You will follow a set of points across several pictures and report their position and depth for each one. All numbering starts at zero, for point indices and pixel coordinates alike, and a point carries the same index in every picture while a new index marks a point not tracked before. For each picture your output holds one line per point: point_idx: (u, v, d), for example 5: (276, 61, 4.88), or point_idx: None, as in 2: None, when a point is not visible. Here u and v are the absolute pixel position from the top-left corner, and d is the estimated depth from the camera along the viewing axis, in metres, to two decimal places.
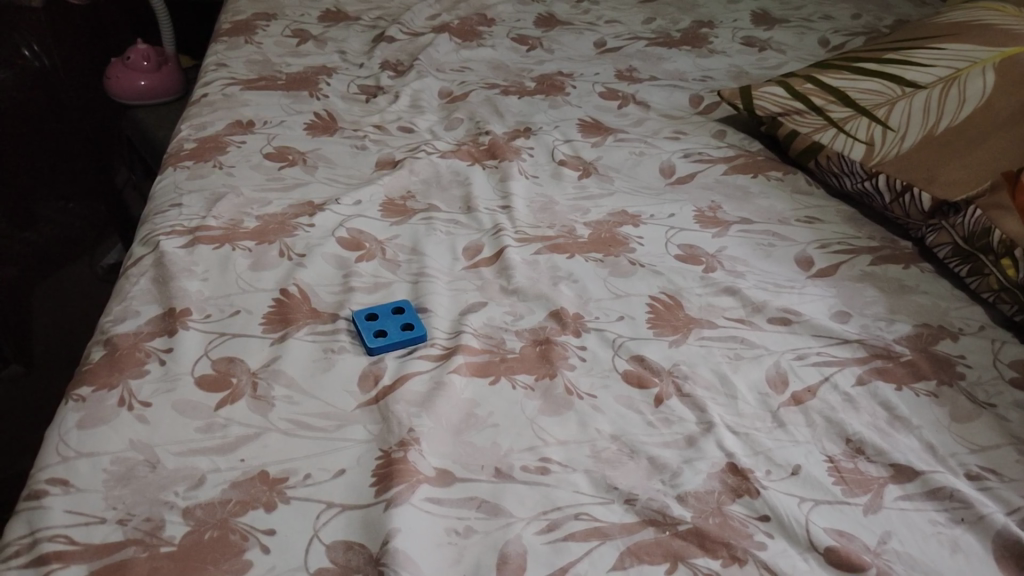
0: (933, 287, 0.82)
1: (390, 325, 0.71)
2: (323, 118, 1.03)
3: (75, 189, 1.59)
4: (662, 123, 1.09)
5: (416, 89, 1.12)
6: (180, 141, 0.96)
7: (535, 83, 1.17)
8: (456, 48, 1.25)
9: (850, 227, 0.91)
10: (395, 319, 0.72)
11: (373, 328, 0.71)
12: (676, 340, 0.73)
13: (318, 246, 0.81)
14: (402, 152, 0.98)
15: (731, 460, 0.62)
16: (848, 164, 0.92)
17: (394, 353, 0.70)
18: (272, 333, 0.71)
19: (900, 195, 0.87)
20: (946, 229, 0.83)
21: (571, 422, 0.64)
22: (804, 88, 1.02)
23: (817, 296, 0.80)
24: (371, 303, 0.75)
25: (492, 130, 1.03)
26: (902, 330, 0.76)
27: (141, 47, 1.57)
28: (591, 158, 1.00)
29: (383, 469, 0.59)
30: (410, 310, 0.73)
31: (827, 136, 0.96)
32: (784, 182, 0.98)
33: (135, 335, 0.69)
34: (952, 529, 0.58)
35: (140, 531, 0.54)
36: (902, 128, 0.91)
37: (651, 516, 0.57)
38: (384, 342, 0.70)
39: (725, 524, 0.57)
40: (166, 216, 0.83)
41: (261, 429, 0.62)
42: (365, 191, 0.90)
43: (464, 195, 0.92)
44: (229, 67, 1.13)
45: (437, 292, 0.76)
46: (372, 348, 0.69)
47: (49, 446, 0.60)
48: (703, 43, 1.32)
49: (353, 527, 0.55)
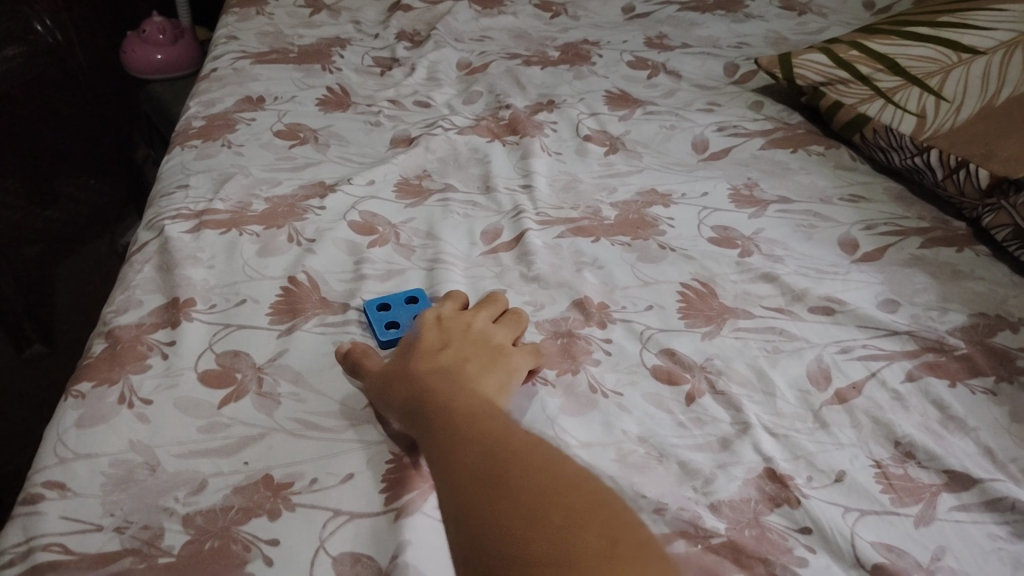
0: (989, 273, 0.76)
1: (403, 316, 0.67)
2: (335, 93, 0.99)
3: (86, 158, 1.52)
4: (695, 94, 1.02)
5: (433, 61, 1.07)
6: (188, 120, 0.92)
7: (559, 52, 1.11)
8: (476, 17, 1.19)
9: (898, 207, 0.84)
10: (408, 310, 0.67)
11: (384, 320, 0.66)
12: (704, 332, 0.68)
13: (329, 231, 0.76)
14: (419, 128, 0.94)
15: (770, 465, 0.57)
16: (897, 138, 0.86)
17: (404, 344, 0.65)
18: (279, 324, 0.67)
19: (953, 171, 0.80)
20: (1005, 209, 0.76)
21: (595, 423, 0.60)
22: (848, 55, 0.95)
23: (862, 282, 0.74)
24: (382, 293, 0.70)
25: (514, 103, 0.98)
26: (956, 321, 0.70)
27: (156, 20, 1.53)
28: (618, 132, 0.94)
29: (393, 474, 0.55)
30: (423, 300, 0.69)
31: (874, 107, 0.89)
32: (826, 156, 0.91)
33: (137, 328, 0.66)
34: (1013, 545, 0.53)
35: (137, 540, 0.51)
36: (957, 98, 0.85)
37: (682, 527, 0.53)
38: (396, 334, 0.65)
39: (764, 537, 0.52)
40: (172, 199, 0.80)
41: (266, 430, 0.58)
42: (379, 170, 0.85)
43: (482, 174, 0.87)
44: (239, 39, 1.08)
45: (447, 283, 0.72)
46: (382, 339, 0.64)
47: (45, 446, 0.57)
48: (738, 7, 1.24)
49: (362, 538, 0.52)
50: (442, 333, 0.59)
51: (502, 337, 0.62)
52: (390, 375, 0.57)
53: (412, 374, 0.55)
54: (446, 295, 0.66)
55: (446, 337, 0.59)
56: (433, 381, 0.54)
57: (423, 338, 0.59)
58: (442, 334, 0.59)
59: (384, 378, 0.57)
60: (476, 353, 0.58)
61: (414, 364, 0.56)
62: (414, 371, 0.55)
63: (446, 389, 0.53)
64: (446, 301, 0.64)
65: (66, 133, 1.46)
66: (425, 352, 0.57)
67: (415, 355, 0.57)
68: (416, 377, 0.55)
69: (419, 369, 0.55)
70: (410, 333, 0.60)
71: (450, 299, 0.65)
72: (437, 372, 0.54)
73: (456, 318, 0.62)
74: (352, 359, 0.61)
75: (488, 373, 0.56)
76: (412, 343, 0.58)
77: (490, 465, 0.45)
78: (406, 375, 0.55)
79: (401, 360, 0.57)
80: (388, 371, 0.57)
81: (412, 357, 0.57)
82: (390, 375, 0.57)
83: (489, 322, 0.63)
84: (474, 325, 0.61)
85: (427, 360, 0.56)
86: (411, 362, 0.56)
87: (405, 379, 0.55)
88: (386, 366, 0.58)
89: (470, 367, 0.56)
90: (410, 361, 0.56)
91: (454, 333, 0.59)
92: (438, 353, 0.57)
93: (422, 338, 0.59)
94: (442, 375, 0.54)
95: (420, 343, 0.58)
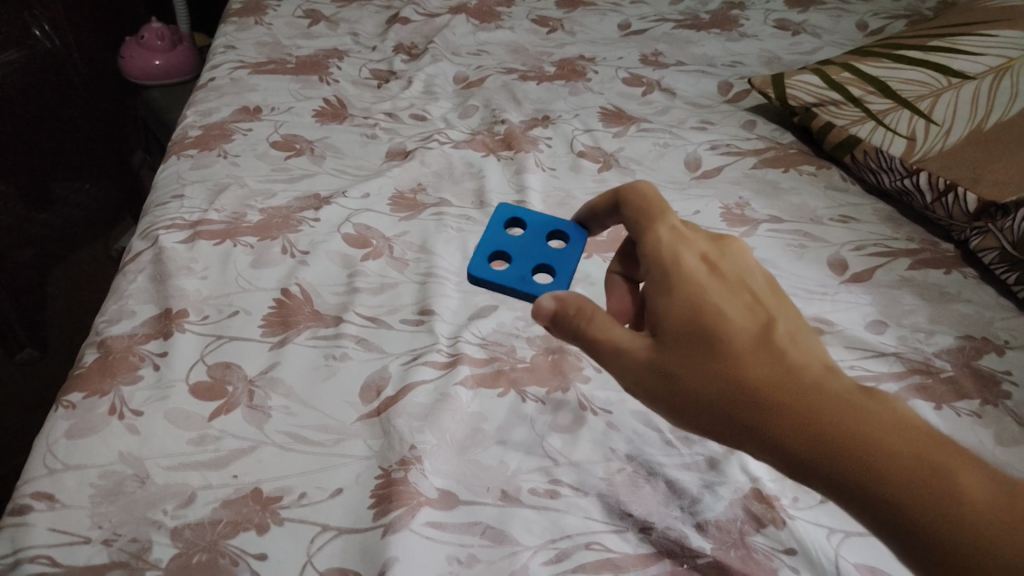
0: (976, 295, 0.78)
1: (534, 256, 0.66)
2: (332, 105, 0.99)
3: (85, 161, 1.51)
4: (689, 112, 1.03)
5: (430, 74, 1.07)
6: (185, 129, 0.93)
7: (556, 68, 1.11)
8: (474, 30, 1.20)
9: (888, 228, 0.86)
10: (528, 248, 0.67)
11: (529, 256, 0.66)
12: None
13: (322, 243, 0.77)
14: (414, 142, 0.94)
15: (755, 486, 0.58)
16: (887, 160, 0.87)
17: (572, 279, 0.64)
18: (272, 336, 0.67)
19: (942, 195, 0.82)
20: (993, 233, 0.79)
21: (584, 440, 0.61)
22: (841, 76, 0.96)
23: (851, 303, 0.75)
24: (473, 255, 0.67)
25: (509, 118, 0.99)
26: (943, 343, 0.71)
27: (155, 26, 1.54)
28: (612, 149, 0.95)
29: (382, 491, 0.55)
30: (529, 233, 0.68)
31: (865, 129, 0.90)
32: (818, 176, 0.93)
33: (129, 338, 0.66)
34: None
35: (125, 553, 0.51)
36: (947, 122, 0.86)
37: (668, 547, 0.54)
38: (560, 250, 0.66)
39: (748, 558, 0.54)
40: (167, 209, 0.80)
41: (256, 443, 0.58)
42: (373, 183, 0.86)
43: (476, 189, 0.88)
44: (237, 49, 1.09)
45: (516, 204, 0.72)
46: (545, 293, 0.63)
47: (35, 457, 0.57)
48: (734, 26, 1.25)
49: (351, 553, 0.52)
50: (726, 287, 0.49)
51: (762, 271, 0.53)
52: (682, 358, 0.46)
53: (737, 358, 0.45)
54: (660, 213, 0.55)
55: (734, 293, 0.49)
56: (776, 369, 0.44)
57: (712, 298, 0.48)
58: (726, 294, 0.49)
59: (671, 362, 0.46)
60: (767, 299, 0.49)
61: (727, 342, 0.45)
62: (736, 353, 0.45)
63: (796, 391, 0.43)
64: (670, 228, 0.54)
65: (63, 137, 1.44)
66: (732, 320, 0.47)
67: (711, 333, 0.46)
68: (745, 361, 0.44)
69: (741, 348, 0.45)
70: (668, 282, 0.49)
71: (678, 225, 0.54)
72: (768, 354, 0.45)
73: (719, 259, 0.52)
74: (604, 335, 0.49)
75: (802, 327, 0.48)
76: (693, 303, 0.48)
77: (916, 464, 0.39)
78: (725, 363, 0.45)
79: (704, 349, 0.46)
80: (670, 353, 0.46)
81: (712, 329, 0.46)
82: (680, 359, 0.46)
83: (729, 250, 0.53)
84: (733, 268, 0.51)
85: (744, 331, 0.46)
86: (711, 339, 0.46)
87: (722, 366, 0.45)
88: (659, 337, 0.47)
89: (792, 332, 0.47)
90: (717, 338, 0.46)
91: (733, 283, 0.50)
92: (747, 328, 0.46)
93: (699, 296, 0.48)
94: (778, 357, 0.45)
95: (711, 304, 0.47)
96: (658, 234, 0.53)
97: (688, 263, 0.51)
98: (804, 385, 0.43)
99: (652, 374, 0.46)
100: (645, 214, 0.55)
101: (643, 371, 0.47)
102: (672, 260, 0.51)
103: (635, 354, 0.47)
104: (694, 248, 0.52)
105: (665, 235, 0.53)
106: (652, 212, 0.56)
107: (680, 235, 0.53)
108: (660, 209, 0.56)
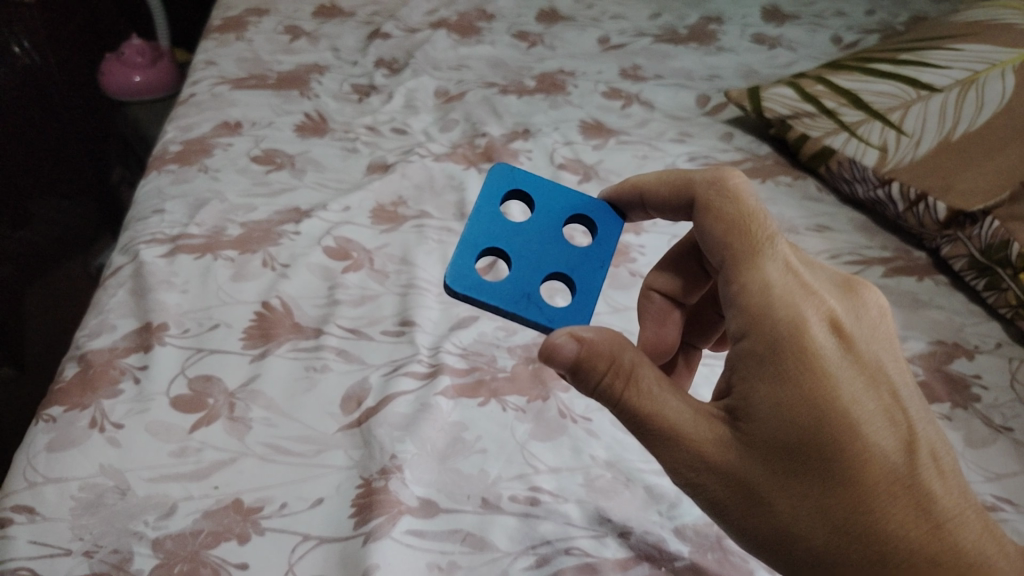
0: (947, 302, 0.81)
1: (542, 260, 0.60)
2: (313, 120, 1.00)
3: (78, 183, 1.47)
4: (667, 125, 1.05)
5: (410, 88, 1.08)
6: (165, 144, 0.93)
7: (536, 82, 1.13)
8: (454, 45, 1.21)
9: (862, 237, 0.88)
10: (533, 246, 0.61)
11: (534, 265, 0.59)
12: (692, 385, 0.69)
13: (303, 256, 0.77)
14: (395, 155, 0.95)
15: None
16: (860, 170, 0.89)
17: (596, 299, 0.60)
18: (252, 349, 0.67)
19: (913, 204, 0.85)
20: (962, 241, 0.82)
21: (564, 448, 0.62)
22: (814, 89, 0.98)
23: None
24: (460, 252, 0.59)
25: (489, 132, 1.00)
26: (916, 348, 0.73)
27: (136, 44, 1.57)
28: (591, 161, 0.96)
29: (363, 500, 0.56)
30: (533, 224, 0.62)
31: (839, 140, 0.92)
32: (794, 187, 0.94)
33: (110, 352, 0.66)
34: None
35: (106, 564, 0.51)
36: (916, 133, 0.88)
37: (646, 551, 0.55)
38: (564, 248, 0.61)
39: (725, 560, 0.55)
40: (148, 223, 0.80)
41: (237, 454, 0.59)
42: (354, 197, 0.86)
43: (458, 201, 0.89)
44: (218, 65, 1.09)
45: (512, 171, 0.64)
46: (559, 320, 0.57)
47: (16, 470, 0.56)
48: (710, 40, 1.28)
49: (330, 563, 0.53)
50: (858, 373, 0.45)
51: (890, 330, 0.49)
52: (787, 475, 0.44)
53: (856, 489, 0.43)
54: (769, 241, 0.50)
55: (865, 383, 0.45)
56: (901, 511, 0.43)
57: (840, 394, 0.44)
58: (856, 385, 0.45)
59: (767, 477, 0.44)
60: (894, 387, 0.46)
61: (849, 466, 0.43)
62: (858, 482, 0.43)
63: (901, 531, 0.43)
64: (782, 265, 0.48)
65: (56, 152, 1.43)
66: (863, 437, 0.44)
67: (833, 450, 0.43)
68: (865, 497, 0.43)
69: (864, 477, 0.43)
70: (783, 361, 0.45)
71: (791, 262, 0.49)
72: (895, 488, 0.43)
73: (843, 321, 0.47)
74: (666, 415, 0.46)
75: (932, 431, 0.46)
76: (812, 400, 0.44)
77: None
78: (839, 493, 0.43)
79: (812, 466, 0.43)
80: (767, 467, 0.44)
81: (833, 445, 0.43)
82: (779, 480, 0.44)
83: (849, 305, 0.49)
84: (861, 340, 0.47)
85: (876, 453, 0.43)
86: (827, 456, 0.43)
87: (832, 497, 0.43)
88: (755, 440, 0.44)
89: (926, 444, 0.45)
90: (836, 459, 0.43)
91: (863, 365, 0.46)
92: (874, 440, 0.44)
93: (828, 390, 0.44)
94: (906, 491, 0.43)
95: (838, 407, 0.44)
96: (768, 274, 0.48)
97: (819, 335, 0.46)
98: (913, 526, 0.43)
99: (737, 483, 0.44)
100: (748, 240, 0.50)
101: (722, 477, 0.45)
102: (798, 324, 0.46)
103: (716, 454, 0.45)
104: (816, 305, 0.47)
105: (782, 278, 0.48)
106: (758, 237, 0.50)
107: (796, 280, 0.48)
108: (765, 233, 0.50)
